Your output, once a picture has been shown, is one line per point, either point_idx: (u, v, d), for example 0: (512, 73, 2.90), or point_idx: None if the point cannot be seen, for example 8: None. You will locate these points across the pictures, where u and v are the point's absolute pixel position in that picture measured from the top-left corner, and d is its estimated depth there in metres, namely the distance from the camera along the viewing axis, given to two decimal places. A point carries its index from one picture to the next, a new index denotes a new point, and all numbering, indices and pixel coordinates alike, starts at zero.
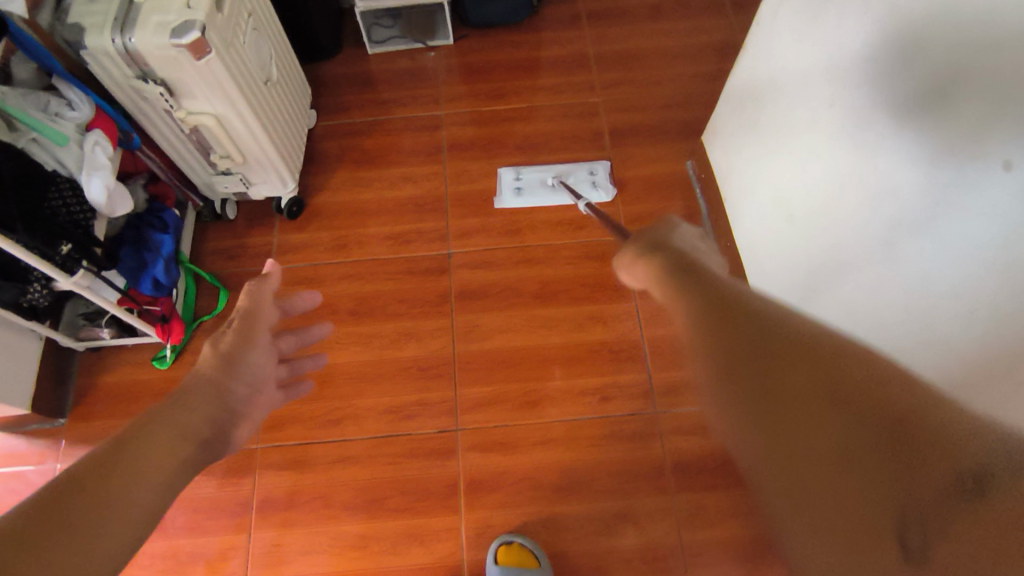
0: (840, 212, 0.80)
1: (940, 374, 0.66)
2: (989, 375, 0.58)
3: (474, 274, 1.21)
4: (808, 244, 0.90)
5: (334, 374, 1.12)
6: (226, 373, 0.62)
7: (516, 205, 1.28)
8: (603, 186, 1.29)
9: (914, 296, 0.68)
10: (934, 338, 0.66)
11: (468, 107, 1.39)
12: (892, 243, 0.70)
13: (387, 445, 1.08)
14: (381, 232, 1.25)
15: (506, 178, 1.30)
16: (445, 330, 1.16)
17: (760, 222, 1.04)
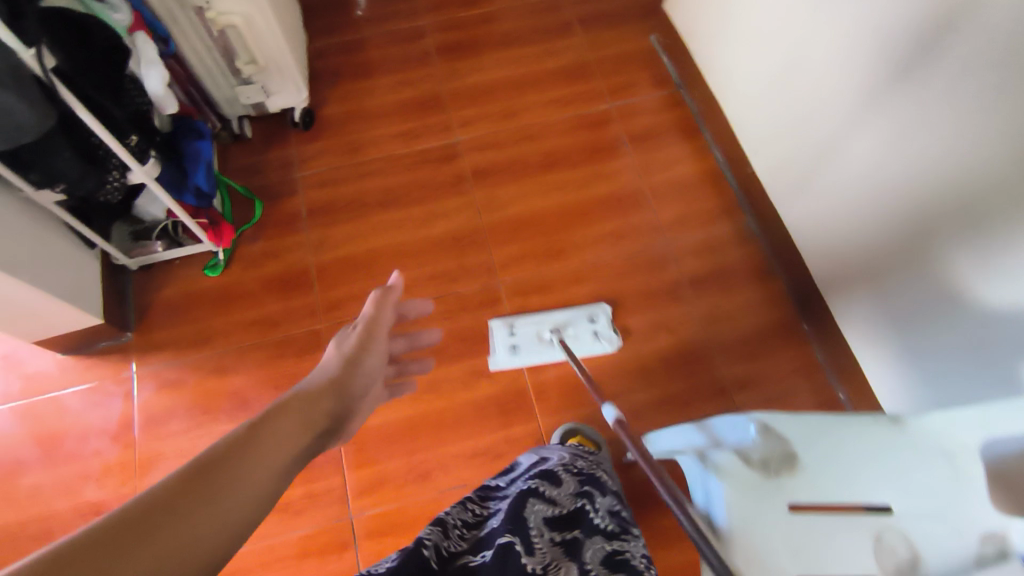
0: (831, 82, 0.94)
1: (959, 174, 0.75)
2: (1006, 143, 0.68)
3: (484, 154, 1.30)
4: (804, 121, 1.03)
5: (378, 255, 1.21)
6: (349, 374, 0.64)
7: (513, 363, 1.11)
8: (606, 337, 1.12)
9: (919, 120, 0.79)
10: (948, 142, 0.76)
11: (446, 16, 1.46)
12: (890, 84, 0.82)
13: (438, 305, 1.16)
14: (391, 130, 1.32)
15: (498, 333, 1.13)
16: (469, 203, 1.25)
17: (738, 61, 1.17)
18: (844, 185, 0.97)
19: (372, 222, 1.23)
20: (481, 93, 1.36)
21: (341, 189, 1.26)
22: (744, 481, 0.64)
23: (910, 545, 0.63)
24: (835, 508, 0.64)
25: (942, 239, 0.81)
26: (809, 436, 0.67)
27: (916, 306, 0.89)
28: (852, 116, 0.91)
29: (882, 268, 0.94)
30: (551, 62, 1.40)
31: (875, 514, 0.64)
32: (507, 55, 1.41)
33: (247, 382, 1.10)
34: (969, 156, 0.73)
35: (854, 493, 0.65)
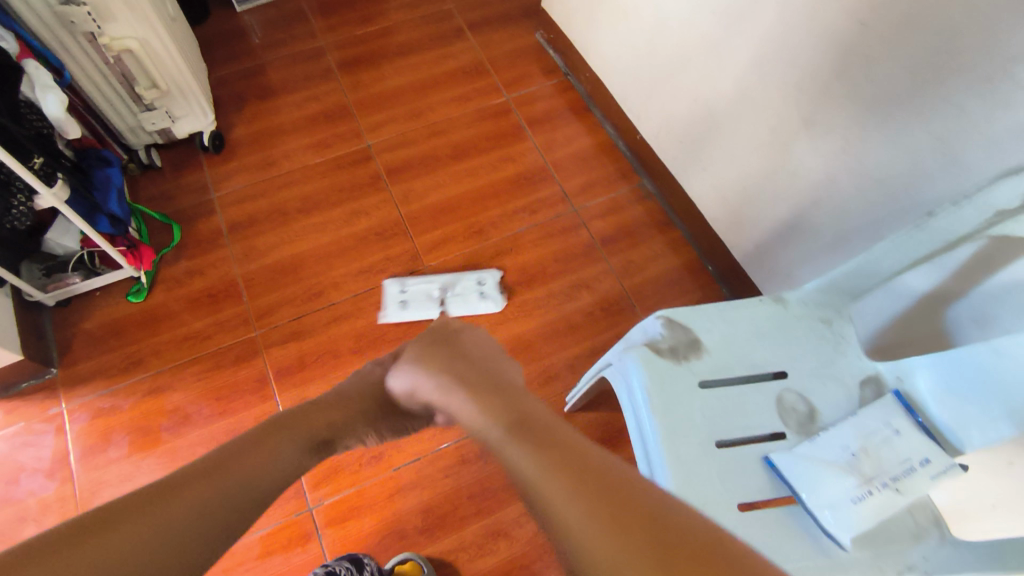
0: (710, 47, 1.02)
1: (832, 104, 0.83)
2: (869, 67, 0.76)
3: (395, 154, 1.37)
4: (687, 86, 1.12)
5: (305, 258, 1.24)
6: (358, 395, 0.75)
7: (402, 315, 1.18)
8: (491, 297, 1.20)
9: (793, 62, 0.87)
10: (820, 76, 0.83)
11: (343, 34, 1.53)
12: (763, 37, 0.90)
13: (370, 296, 1.21)
14: (303, 143, 1.37)
15: (392, 291, 1.21)
16: (387, 200, 1.31)
17: (610, 42, 1.29)
18: (718, 131, 1.08)
19: (295, 229, 1.27)
20: (385, 100, 1.44)
21: (260, 203, 1.29)
22: (657, 371, 0.71)
23: (806, 402, 0.72)
24: (740, 382, 0.73)
25: (797, 155, 0.92)
26: (709, 324, 0.75)
27: (785, 222, 1.00)
28: (713, 64, 1.03)
29: (755, 196, 1.05)
30: (448, 65, 1.49)
31: (773, 380, 0.73)
32: (405, 64, 1.49)
33: (185, 398, 1.10)
34: (806, 76, 0.86)
35: (753, 367, 0.74)
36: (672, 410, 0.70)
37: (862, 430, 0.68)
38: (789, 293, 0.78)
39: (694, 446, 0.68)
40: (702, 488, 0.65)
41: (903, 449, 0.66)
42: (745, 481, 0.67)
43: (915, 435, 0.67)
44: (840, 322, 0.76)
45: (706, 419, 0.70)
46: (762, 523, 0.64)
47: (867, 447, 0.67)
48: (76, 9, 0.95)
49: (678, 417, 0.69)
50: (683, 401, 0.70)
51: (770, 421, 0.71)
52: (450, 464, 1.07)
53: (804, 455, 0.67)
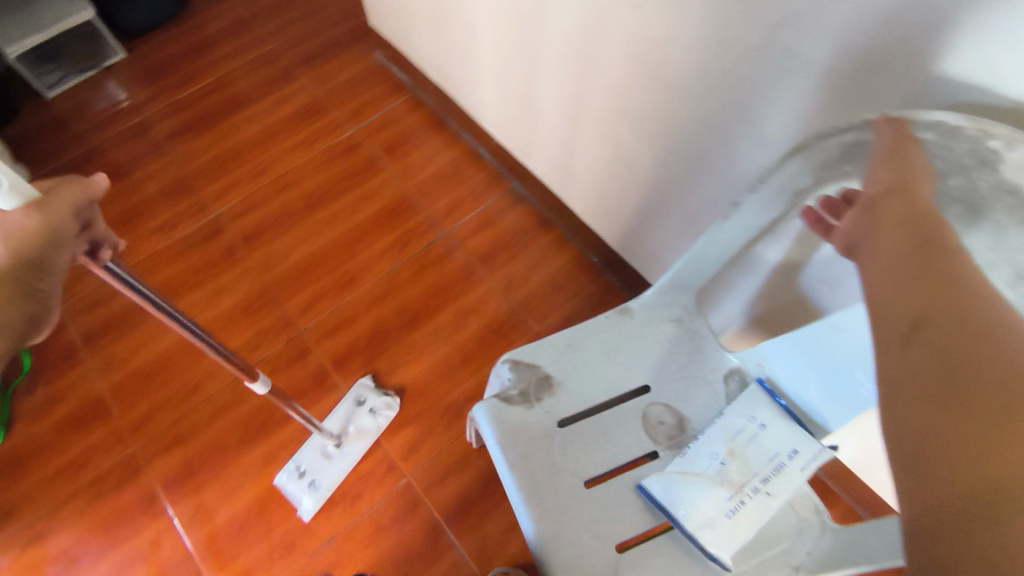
0: (521, 46, 0.97)
1: (636, 90, 0.79)
2: (654, 47, 0.71)
3: (250, 218, 1.28)
4: (515, 88, 1.07)
5: (170, 355, 1.15)
6: None
7: (321, 497, 1.03)
8: (380, 406, 1.09)
9: (591, 53, 0.82)
10: (618, 63, 0.79)
11: (169, 100, 1.42)
12: (560, 31, 0.85)
13: (249, 378, 1.13)
14: (148, 230, 1.27)
15: (290, 486, 1.05)
16: (249, 270, 1.23)
17: (441, 54, 1.23)
18: (556, 127, 1.03)
19: (156, 323, 1.18)
20: (228, 161, 1.34)
21: (111, 306, 1.20)
22: (510, 424, 0.67)
23: (672, 412, 0.69)
24: (601, 409, 0.69)
25: (632, 145, 0.87)
26: (560, 355, 0.71)
27: (639, 207, 0.96)
28: (528, 59, 0.97)
29: (612, 185, 1.00)
30: (288, 108, 1.40)
31: (636, 396, 0.70)
32: (243, 117, 1.40)
33: (68, 540, 1.01)
34: (610, 65, 0.81)
35: (613, 387, 0.70)
36: (531, 461, 0.66)
37: (726, 430, 0.66)
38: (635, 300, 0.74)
39: (561, 492, 0.64)
40: (571, 542, 0.62)
41: (770, 442, 0.64)
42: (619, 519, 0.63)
43: (780, 424, 0.64)
44: (691, 319, 0.74)
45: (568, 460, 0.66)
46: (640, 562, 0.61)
47: (735, 449, 0.64)
48: None
49: (536, 467, 0.65)
50: (542, 448, 0.66)
51: (637, 442, 0.68)
52: (366, 536, 1.02)
53: (674, 472, 0.64)
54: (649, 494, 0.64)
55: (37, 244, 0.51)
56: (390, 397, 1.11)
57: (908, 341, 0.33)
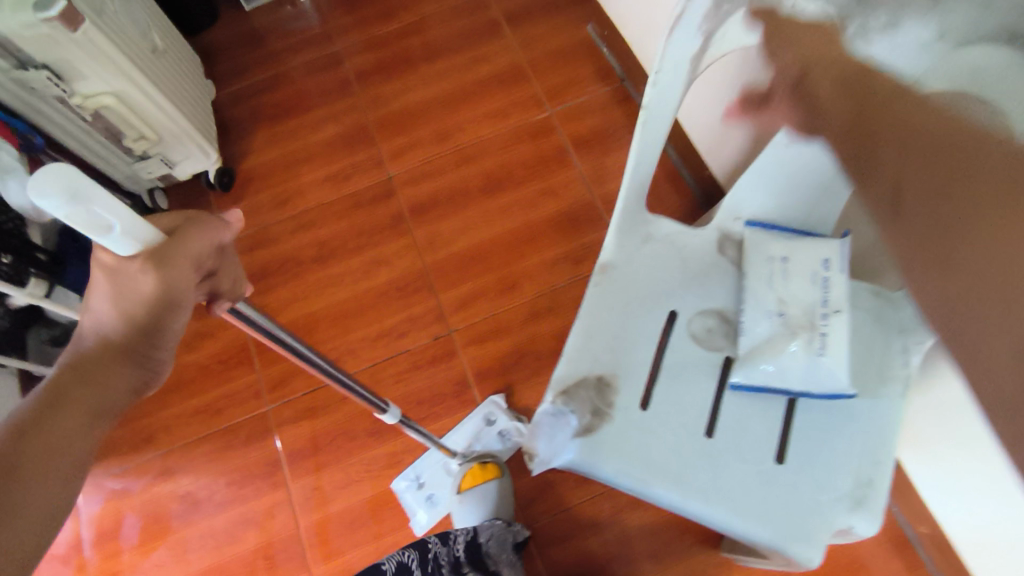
0: None
1: None
2: None
3: (420, 189, 1.18)
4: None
5: (317, 320, 1.11)
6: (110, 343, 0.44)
7: (437, 513, 0.98)
8: (511, 429, 1.01)
9: None
10: None
11: (362, 34, 1.32)
12: None
13: (389, 367, 1.07)
14: (317, 177, 1.21)
15: (408, 495, 0.99)
16: (410, 247, 1.14)
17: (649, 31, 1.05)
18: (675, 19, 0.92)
19: (310, 283, 1.14)
20: (410, 118, 1.24)
21: (270, 251, 1.16)
22: (606, 452, 0.60)
23: (711, 313, 0.67)
24: (654, 368, 0.64)
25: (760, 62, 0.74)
26: (589, 361, 0.64)
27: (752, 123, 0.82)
28: None
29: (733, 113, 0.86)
30: (483, 71, 1.26)
31: (669, 323, 0.66)
32: (435, 71, 1.27)
33: (194, 481, 1.03)
34: None
35: (650, 333, 0.66)
36: (636, 437, 0.61)
37: (762, 282, 0.65)
38: (605, 255, 0.68)
39: (675, 438, 0.61)
40: (729, 471, 0.60)
41: (801, 267, 0.65)
42: (754, 439, 0.61)
43: (796, 248, 0.66)
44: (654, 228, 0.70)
45: (676, 446, 0.61)
46: (805, 460, 0.60)
47: (783, 297, 0.64)
48: (34, 73, 0.83)
49: (633, 445, 0.61)
50: (640, 443, 0.61)
51: (704, 364, 0.65)
52: None
53: (747, 360, 0.63)
54: (745, 387, 0.62)
55: (148, 307, 0.44)
56: (522, 420, 1.02)
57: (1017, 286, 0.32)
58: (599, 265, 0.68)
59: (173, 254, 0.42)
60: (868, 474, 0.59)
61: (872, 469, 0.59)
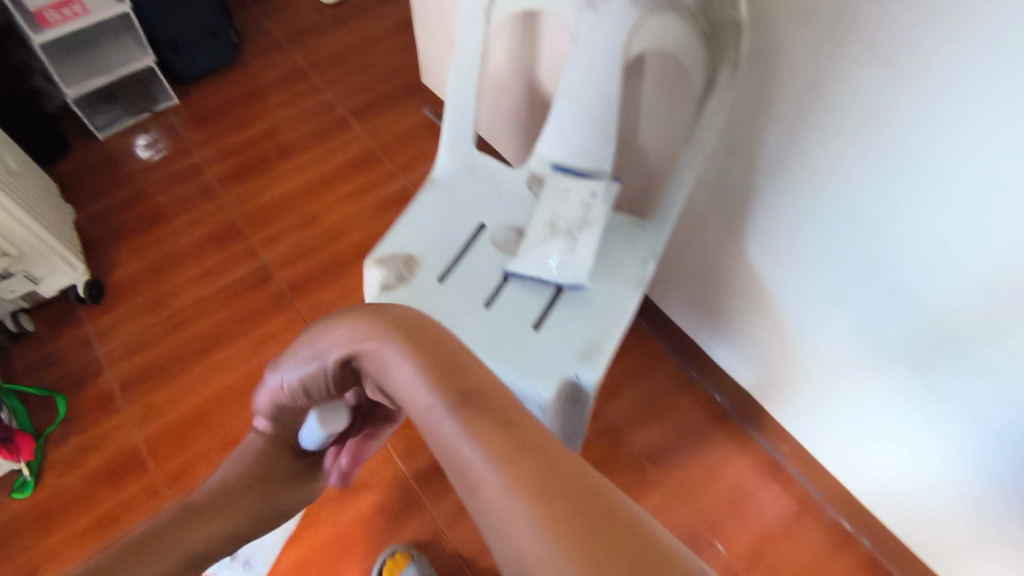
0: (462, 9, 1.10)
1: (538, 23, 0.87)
2: None
3: (296, 266, 1.25)
4: None
5: (210, 405, 1.10)
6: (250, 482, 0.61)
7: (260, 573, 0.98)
8: None
9: None
10: None
11: (219, 145, 1.44)
12: None
13: None
14: (193, 274, 1.24)
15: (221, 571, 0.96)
16: (294, 319, 1.19)
17: None
18: None
19: (198, 372, 1.13)
20: (277, 207, 1.34)
21: (152, 352, 1.15)
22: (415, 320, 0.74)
23: (510, 229, 0.82)
24: (457, 260, 0.78)
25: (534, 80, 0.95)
26: (415, 257, 0.78)
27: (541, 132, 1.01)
28: None
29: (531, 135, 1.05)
30: (337, 159, 1.41)
31: (478, 234, 0.81)
32: (293, 165, 1.40)
33: None
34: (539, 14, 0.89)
35: (460, 238, 0.80)
36: (435, 319, 0.73)
37: (549, 203, 0.81)
38: (438, 171, 0.86)
39: (474, 322, 0.73)
40: (508, 344, 0.71)
41: (577, 195, 0.80)
42: (528, 307, 0.75)
43: (577, 182, 0.81)
44: (480, 164, 0.86)
45: (480, 316, 0.74)
46: (559, 328, 0.72)
47: (556, 213, 0.79)
48: None
49: (445, 321, 0.73)
50: (453, 311, 0.74)
51: (497, 264, 0.79)
52: None
53: (530, 260, 0.77)
54: (522, 275, 0.76)
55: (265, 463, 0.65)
56: None
57: (601, 547, 0.30)
58: (430, 180, 0.85)
59: (271, 476, 0.65)
60: (597, 342, 0.71)
61: (601, 334, 0.72)
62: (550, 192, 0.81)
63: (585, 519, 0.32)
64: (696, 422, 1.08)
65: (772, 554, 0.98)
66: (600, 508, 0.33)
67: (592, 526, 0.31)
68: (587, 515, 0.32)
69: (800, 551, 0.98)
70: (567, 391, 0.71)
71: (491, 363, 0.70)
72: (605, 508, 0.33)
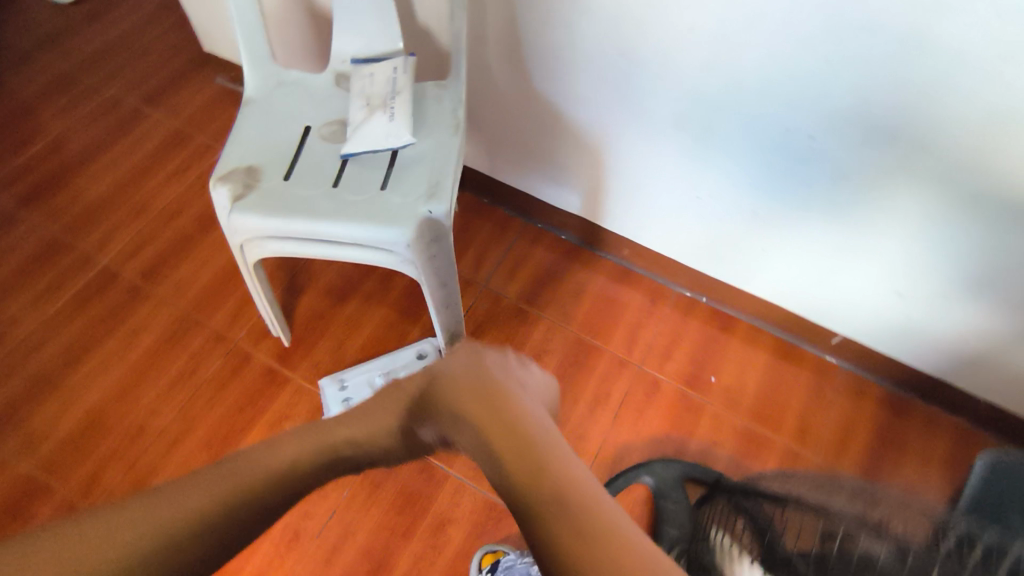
0: None
1: None
2: None
3: (139, 257, 1.24)
4: None
5: (102, 408, 1.08)
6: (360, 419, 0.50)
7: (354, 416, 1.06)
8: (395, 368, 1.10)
9: None
10: None
11: (3, 171, 1.33)
12: None
13: (197, 399, 1.10)
14: (28, 300, 1.18)
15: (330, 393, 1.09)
16: (158, 303, 1.19)
17: None
18: None
19: (74, 385, 1.10)
20: (97, 211, 1.29)
21: (15, 384, 1.10)
22: (274, 217, 0.80)
23: (334, 122, 0.90)
24: (295, 160, 0.86)
25: None
26: (255, 167, 0.84)
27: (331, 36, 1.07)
28: None
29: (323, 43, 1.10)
30: (143, 147, 1.37)
31: (306, 135, 0.88)
32: (98, 168, 1.34)
33: None
34: None
35: (290, 141, 0.87)
36: (293, 209, 0.81)
37: (360, 90, 0.90)
38: (248, 92, 0.91)
39: (327, 202, 0.81)
40: (365, 208, 0.81)
41: (382, 76, 0.90)
42: (370, 176, 0.84)
43: (378, 65, 0.90)
44: (286, 77, 0.93)
45: (332, 195, 0.82)
46: (402, 183, 0.83)
47: (369, 95, 0.89)
48: None
49: (302, 208, 0.81)
50: (307, 199, 0.82)
51: (332, 153, 0.87)
52: (369, 493, 1.03)
53: (358, 138, 0.86)
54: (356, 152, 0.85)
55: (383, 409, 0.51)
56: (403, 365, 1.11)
57: (529, 471, 0.41)
58: (244, 102, 0.90)
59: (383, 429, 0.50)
60: (438, 182, 0.82)
61: (440, 176, 0.83)
62: (358, 80, 0.90)
63: (536, 484, 0.40)
64: (554, 261, 1.26)
65: (642, 334, 1.19)
66: (587, 509, 0.38)
67: (525, 476, 0.41)
68: (548, 487, 0.40)
69: (661, 325, 1.20)
70: (426, 230, 0.81)
71: (356, 229, 0.79)
72: (586, 501, 0.38)
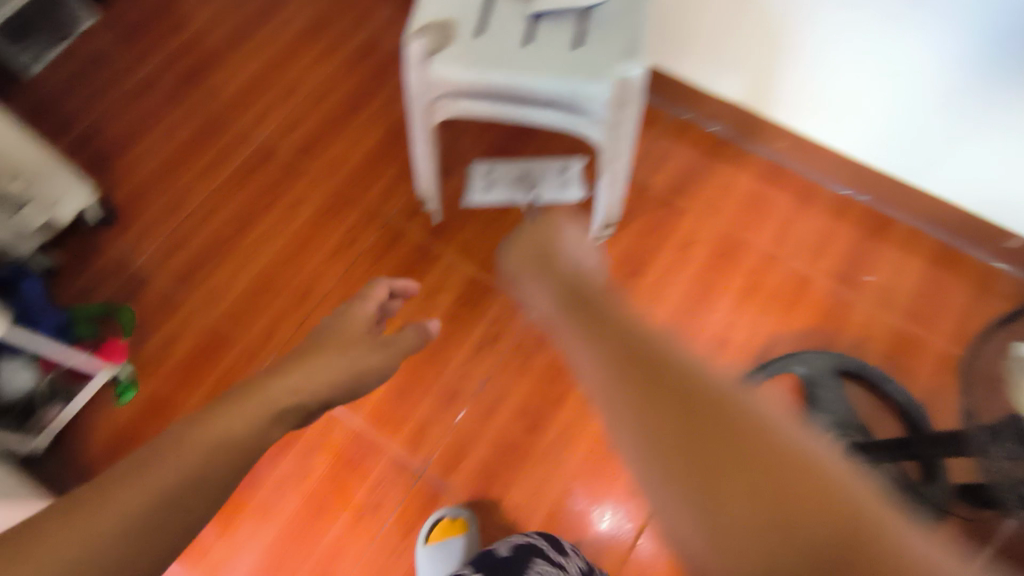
0: None
1: None
2: None
3: (294, 136, 1.28)
4: None
5: (271, 273, 1.15)
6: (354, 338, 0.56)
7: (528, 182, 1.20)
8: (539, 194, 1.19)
9: None
10: None
11: (163, 51, 1.39)
12: None
13: (356, 268, 1.15)
14: (197, 172, 1.25)
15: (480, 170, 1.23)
16: (314, 179, 1.23)
17: None
18: None
19: (244, 249, 1.17)
20: (251, 91, 1.33)
21: (192, 246, 1.18)
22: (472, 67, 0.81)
23: None
24: (487, 16, 0.86)
25: None
26: (450, 20, 0.84)
27: None
28: None
29: None
30: (290, 32, 1.40)
31: None
32: (249, 50, 1.38)
33: None
34: None
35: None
36: (490, 61, 0.81)
37: None
38: None
39: (523, 56, 0.82)
40: (561, 63, 0.80)
41: None
42: (563, 34, 0.83)
43: None
44: None
45: (527, 49, 0.82)
46: (597, 41, 0.82)
47: None
48: None
49: (499, 60, 0.81)
50: (503, 52, 0.82)
51: (522, 11, 0.86)
52: (521, 363, 1.07)
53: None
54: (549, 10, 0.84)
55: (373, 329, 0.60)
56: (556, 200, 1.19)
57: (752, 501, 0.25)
58: None
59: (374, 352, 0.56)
60: (634, 39, 0.80)
61: (636, 32, 0.81)
62: None
63: (765, 530, 0.24)
64: (699, 154, 1.23)
65: (793, 230, 1.16)
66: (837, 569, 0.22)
67: (767, 511, 0.24)
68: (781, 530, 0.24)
69: (814, 221, 1.17)
70: None
71: (554, 83, 0.80)
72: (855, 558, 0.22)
